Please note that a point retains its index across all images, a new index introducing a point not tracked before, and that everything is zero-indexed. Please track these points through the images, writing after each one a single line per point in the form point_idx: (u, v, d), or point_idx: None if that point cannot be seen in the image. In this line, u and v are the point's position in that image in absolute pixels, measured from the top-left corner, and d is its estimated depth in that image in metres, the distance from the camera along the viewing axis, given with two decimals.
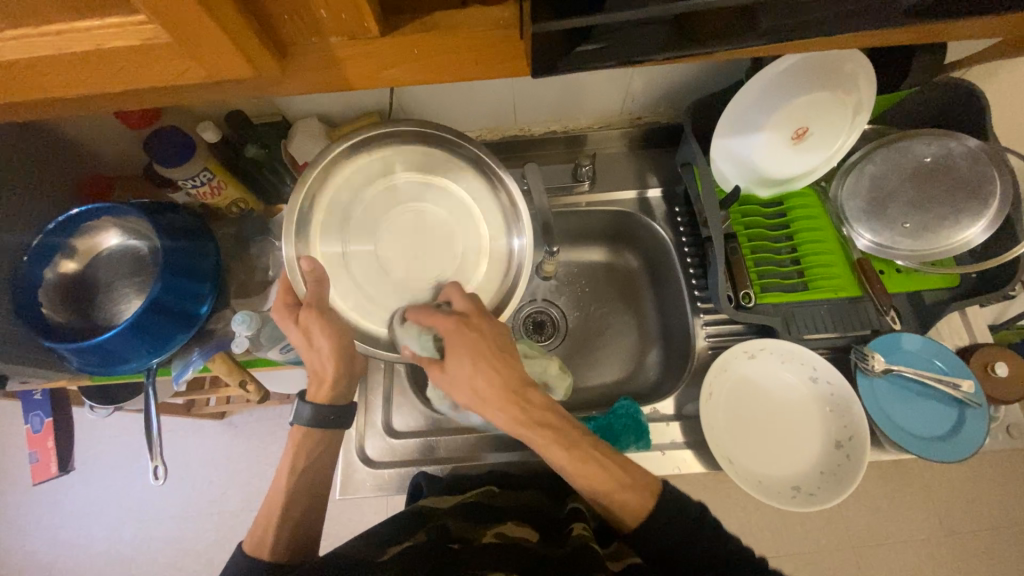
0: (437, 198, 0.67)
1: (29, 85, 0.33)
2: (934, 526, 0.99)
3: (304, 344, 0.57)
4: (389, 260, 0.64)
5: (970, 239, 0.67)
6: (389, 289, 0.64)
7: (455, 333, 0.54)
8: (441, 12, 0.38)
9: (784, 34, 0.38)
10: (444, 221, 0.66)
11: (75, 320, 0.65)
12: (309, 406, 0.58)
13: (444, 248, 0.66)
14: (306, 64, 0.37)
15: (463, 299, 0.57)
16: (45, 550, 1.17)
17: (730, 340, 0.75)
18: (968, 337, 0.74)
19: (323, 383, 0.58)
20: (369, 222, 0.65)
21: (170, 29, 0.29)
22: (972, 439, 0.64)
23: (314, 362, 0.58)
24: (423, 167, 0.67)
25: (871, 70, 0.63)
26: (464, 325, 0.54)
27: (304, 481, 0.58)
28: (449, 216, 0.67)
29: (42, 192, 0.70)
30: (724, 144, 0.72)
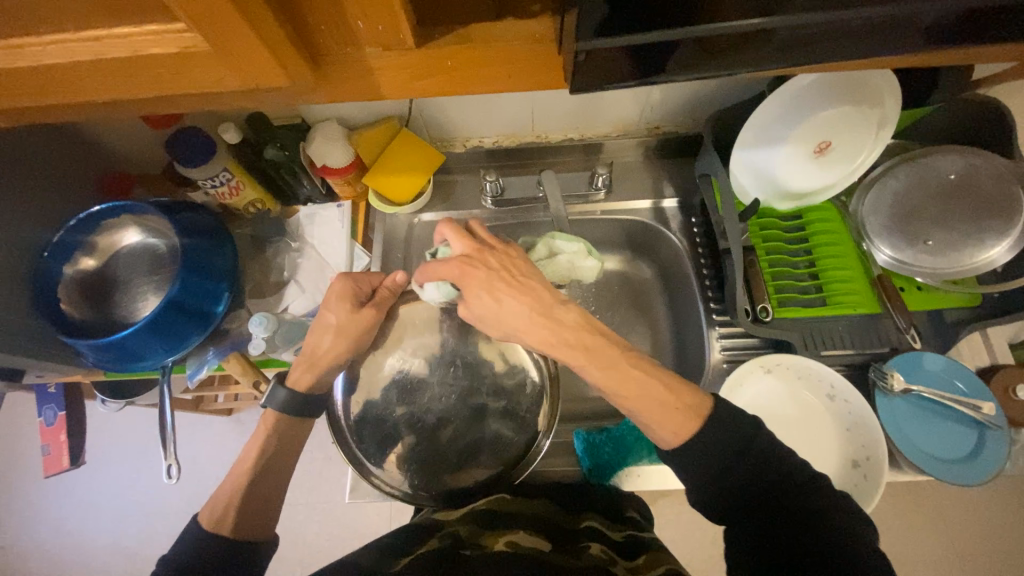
0: (516, 354, 0.67)
1: (66, 88, 0.33)
2: (945, 547, 0.98)
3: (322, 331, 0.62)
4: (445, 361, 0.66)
5: (993, 258, 0.65)
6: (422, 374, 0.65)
7: (465, 268, 0.53)
8: (474, 25, 0.37)
9: (815, 50, 0.38)
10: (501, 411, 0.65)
11: (92, 317, 0.66)
12: (285, 390, 0.59)
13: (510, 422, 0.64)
14: (337, 73, 0.37)
15: (458, 235, 0.55)
16: (53, 541, 1.18)
17: (746, 354, 0.74)
18: (989, 358, 0.73)
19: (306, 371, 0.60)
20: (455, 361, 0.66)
21: (210, 37, 0.29)
22: (993, 463, 0.63)
23: (321, 343, 0.60)
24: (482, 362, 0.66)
25: (896, 85, 0.62)
26: (467, 262, 0.53)
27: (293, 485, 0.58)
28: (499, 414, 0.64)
29: (65, 189, 0.71)
30: (744, 156, 0.71)
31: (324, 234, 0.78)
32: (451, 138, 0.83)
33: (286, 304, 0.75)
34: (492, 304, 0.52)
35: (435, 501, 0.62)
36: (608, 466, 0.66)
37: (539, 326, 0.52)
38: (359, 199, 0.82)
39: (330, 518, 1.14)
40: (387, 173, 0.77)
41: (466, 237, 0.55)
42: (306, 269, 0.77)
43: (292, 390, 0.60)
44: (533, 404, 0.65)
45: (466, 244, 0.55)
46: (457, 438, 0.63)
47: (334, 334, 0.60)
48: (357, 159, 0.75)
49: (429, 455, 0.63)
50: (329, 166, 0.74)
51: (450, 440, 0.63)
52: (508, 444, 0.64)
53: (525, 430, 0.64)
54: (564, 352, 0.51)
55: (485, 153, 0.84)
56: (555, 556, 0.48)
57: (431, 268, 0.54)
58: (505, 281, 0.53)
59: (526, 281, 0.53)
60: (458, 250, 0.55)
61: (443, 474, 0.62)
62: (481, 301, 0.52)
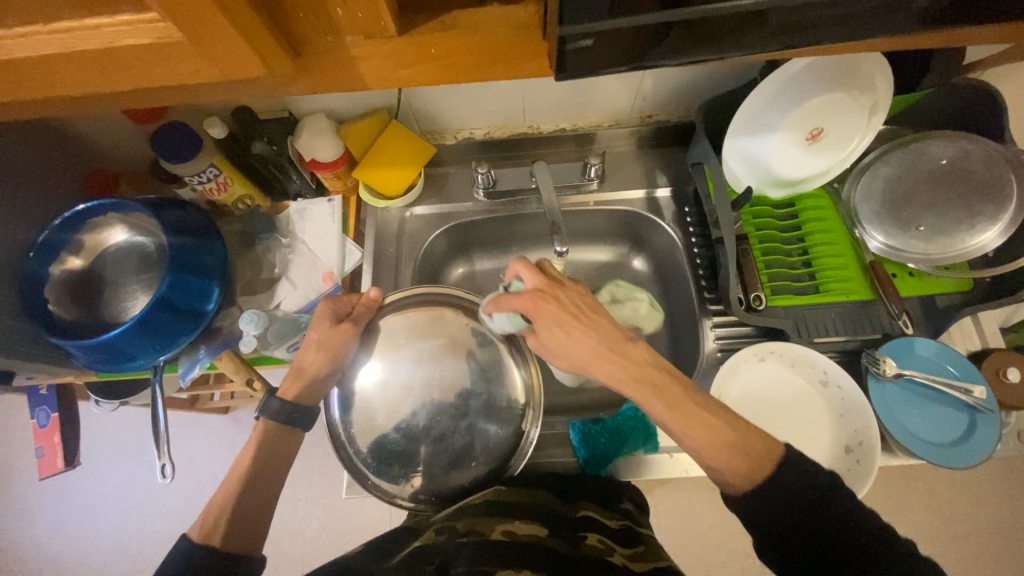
0: (499, 354, 0.67)
1: (39, 82, 0.32)
2: (937, 528, 1.00)
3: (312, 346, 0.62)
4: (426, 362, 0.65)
5: (985, 243, 0.65)
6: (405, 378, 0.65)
7: (537, 305, 0.54)
8: (457, 11, 0.37)
9: (804, 34, 0.38)
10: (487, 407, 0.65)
11: (81, 317, 0.65)
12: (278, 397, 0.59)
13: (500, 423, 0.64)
14: (318, 64, 0.36)
15: (530, 271, 0.56)
16: (51, 543, 1.18)
17: (740, 342, 0.74)
18: (980, 341, 0.73)
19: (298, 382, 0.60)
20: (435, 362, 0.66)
21: (182, 26, 0.29)
22: (983, 445, 0.63)
23: (305, 358, 0.60)
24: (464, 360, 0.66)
25: (888, 70, 0.62)
26: (541, 298, 0.54)
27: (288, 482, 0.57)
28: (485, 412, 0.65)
29: (48, 188, 0.70)
30: (737, 144, 0.71)
31: (314, 229, 0.77)
32: (441, 130, 0.82)
33: (278, 301, 0.75)
34: (561, 339, 0.53)
35: (431, 504, 0.62)
36: (603, 456, 0.67)
37: (607, 363, 0.52)
38: (349, 193, 0.82)
39: (329, 513, 1.14)
40: (378, 167, 0.76)
41: (537, 273, 0.56)
42: (297, 265, 0.76)
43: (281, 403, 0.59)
44: (521, 402, 0.65)
45: (535, 279, 0.56)
46: (449, 441, 0.63)
47: (317, 350, 0.60)
48: (347, 153, 0.75)
49: (422, 458, 0.63)
50: (318, 161, 0.73)
51: (442, 441, 0.63)
52: (499, 440, 0.64)
53: (511, 427, 0.64)
54: (634, 392, 0.51)
55: (476, 145, 0.83)
56: (551, 543, 0.49)
57: (504, 302, 0.57)
58: (576, 319, 0.53)
59: (593, 317, 0.54)
60: (528, 284, 0.57)
61: (437, 476, 0.63)
62: (553, 335, 0.53)
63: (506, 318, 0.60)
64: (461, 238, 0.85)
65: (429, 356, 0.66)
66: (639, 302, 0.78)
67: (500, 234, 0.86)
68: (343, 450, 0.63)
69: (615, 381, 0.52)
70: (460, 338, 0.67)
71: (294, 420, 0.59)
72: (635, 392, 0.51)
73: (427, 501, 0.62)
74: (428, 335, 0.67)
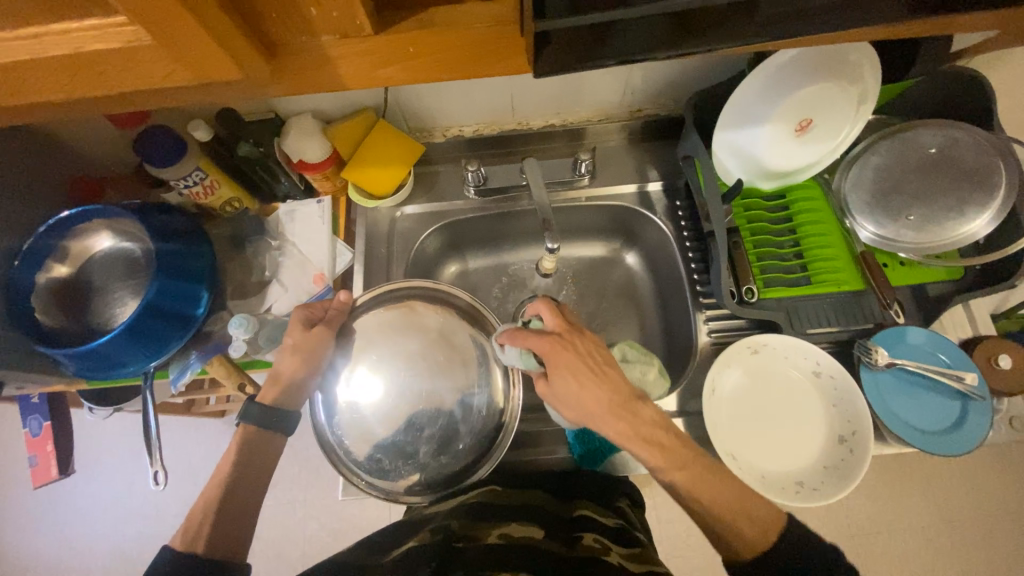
0: (468, 336, 0.68)
1: (8, 90, 0.32)
2: (933, 514, 1.01)
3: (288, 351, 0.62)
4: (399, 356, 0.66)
5: (975, 231, 0.65)
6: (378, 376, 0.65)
7: (556, 350, 0.53)
8: (436, 8, 0.36)
9: (788, 26, 0.37)
10: (463, 390, 0.66)
11: (69, 325, 0.64)
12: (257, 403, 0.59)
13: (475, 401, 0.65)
14: (295, 63, 0.35)
15: (553, 317, 0.57)
16: (49, 550, 1.17)
17: (733, 334, 0.74)
18: (971, 329, 0.74)
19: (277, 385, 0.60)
20: (408, 354, 0.66)
21: (151, 28, 0.28)
22: (975, 432, 0.64)
23: (280, 363, 0.61)
24: (436, 347, 0.67)
25: (876, 59, 0.62)
26: (560, 343, 0.53)
27: None
28: (461, 393, 0.66)
29: (32, 194, 0.69)
30: (726, 137, 0.71)
31: (304, 230, 0.77)
32: (430, 128, 0.81)
33: (269, 304, 0.74)
34: (572, 386, 0.52)
35: (428, 494, 0.63)
36: (598, 451, 0.67)
37: (614, 418, 0.52)
38: (338, 194, 0.81)
39: (328, 514, 1.14)
40: (366, 167, 0.75)
41: (559, 321, 0.56)
42: (288, 267, 0.75)
43: (263, 407, 0.59)
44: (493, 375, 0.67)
45: (558, 325, 0.56)
46: (432, 429, 0.64)
47: (293, 352, 0.61)
48: (334, 153, 0.74)
49: (410, 448, 0.63)
50: (306, 162, 0.72)
51: (425, 431, 0.64)
52: (479, 418, 0.65)
53: (487, 405, 0.66)
54: (636, 445, 0.51)
55: (466, 142, 0.82)
56: (546, 544, 0.49)
57: (520, 335, 0.55)
58: (592, 370, 0.53)
59: (609, 371, 0.53)
60: (549, 327, 0.57)
61: (430, 465, 0.63)
62: (565, 383, 0.52)
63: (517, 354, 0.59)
64: (452, 237, 0.84)
65: (400, 344, 0.66)
66: (649, 365, 0.70)
67: (492, 232, 0.86)
68: (335, 455, 0.62)
69: (619, 435, 0.52)
70: (431, 325, 0.68)
71: (273, 424, 0.59)
72: (641, 448, 0.51)
73: (423, 489, 0.63)
74: (398, 329, 0.67)
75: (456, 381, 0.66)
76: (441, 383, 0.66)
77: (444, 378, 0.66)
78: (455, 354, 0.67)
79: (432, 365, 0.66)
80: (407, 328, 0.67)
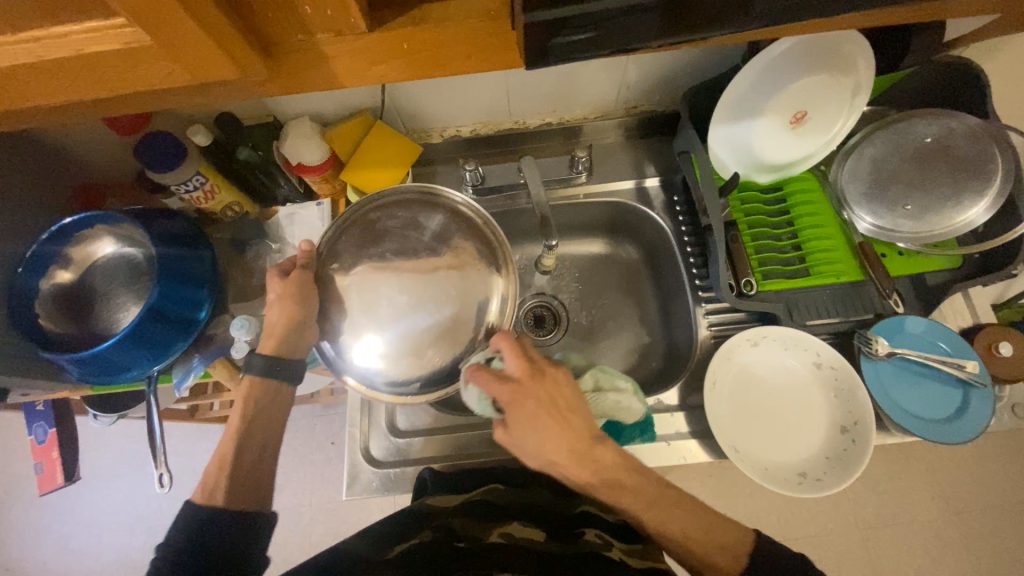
0: (428, 210, 0.64)
1: (11, 94, 0.32)
2: (938, 505, 1.00)
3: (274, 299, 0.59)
4: (372, 264, 0.60)
5: (972, 219, 0.66)
6: (361, 295, 0.60)
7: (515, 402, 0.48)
8: (429, 5, 0.37)
9: (777, 16, 0.37)
10: (449, 261, 0.61)
11: (72, 330, 0.65)
12: (259, 355, 0.59)
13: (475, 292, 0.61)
14: (291, 62, 0.36)
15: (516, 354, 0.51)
16: (56, 558, 1.18)
17: (734, 328, 0.74)
18: (971, 317, 0.74)
19: (273, 340, 0.58)
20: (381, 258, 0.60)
21: (150, 30, 0.29)
22: (978, 419, 0.64)
23: (271, 316, 0.58)
24: (409, 232, 0.62)
25: (869, 50, 0.62)
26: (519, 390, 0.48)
27: None
28: (449, 264, 0.61)
29: (34, 203, 0.69)
30: (722, 131, 0.71)
31: (305, 233, 0.77)
32: (427, 129, 0.82)
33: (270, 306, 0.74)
34: (532, 435, 0.48)
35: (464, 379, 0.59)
36: None
37: (579, 466, 0.49)
38: (337, 196, 0.81)
39: (333, 517, 1.14)
40: (362, 168, 0.75)
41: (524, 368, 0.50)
42: None
43: (266, 359, 0.59)
44: (482, 246, 0.63)
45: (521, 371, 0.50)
46: (436, 321, 0.59)
47: (280, 303, 0.58)
48: (332, 155, 0.74)
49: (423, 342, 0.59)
50: (304, 164, 0.73)
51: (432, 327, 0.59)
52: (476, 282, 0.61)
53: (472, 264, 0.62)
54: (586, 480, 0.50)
55: (462, 142, 0.83)
56: (548, 548, 0.49)
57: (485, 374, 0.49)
58: (555, 421, 0.49)
59: (572, 418, 0.49)
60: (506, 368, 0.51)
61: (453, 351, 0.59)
62: (524, 437, 0.49)
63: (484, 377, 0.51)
64: None
65: (376, 261, 0.60)
66: (623, 392, 0.61)
67: None
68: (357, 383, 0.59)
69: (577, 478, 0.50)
70: (394, 216, 0.63)
71: (279, 375, 0.59)
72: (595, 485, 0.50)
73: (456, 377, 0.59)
74: (365, 237, 0.62)
75: (438, 258, 0.61)
76: (423, 270, 0.60)
77: (426, 258, 0.61)
78: (433, 232, 0.62)
79: (409, 254, 0.61)
80: (384, 223, 0.62)
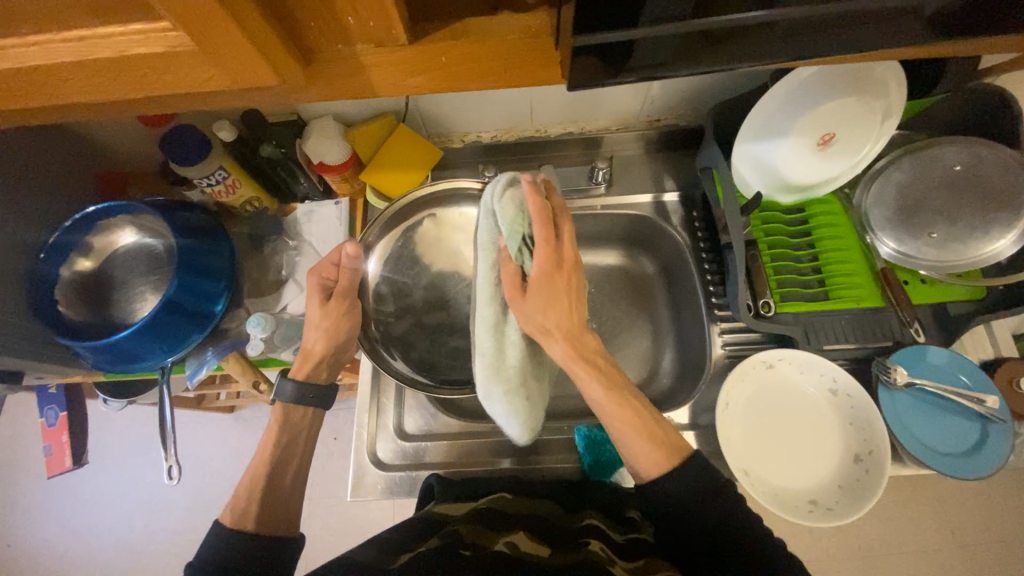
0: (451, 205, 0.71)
1: (52, 90, 0.33)
2: (946, 537, 0.99)
3: (314, 322, 0.61)
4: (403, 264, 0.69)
5: (999, 251, 0.64)
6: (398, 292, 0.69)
7: (563, 271, 0.52)
8: (470, 19, 0.37)
9: (819, 42, 0.37)
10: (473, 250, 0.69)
11: (89, 318, 0.65)
12: (292, 383, 0.60)
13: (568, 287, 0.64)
14: (329, 69, 0.36)
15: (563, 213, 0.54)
16: (59, 538, 1.19)
17: (748, 349, 0.74)
18: (992, 350, 0.72)
19: (309, 364, 0.62)
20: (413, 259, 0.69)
21: (195, 35, 0.29)
22: (996, 457, 0.62)
23: (309, 341, 0.61)
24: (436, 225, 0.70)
25: (902, 75, 0.61)
26: (561, 269, 0.52)
27: (291, 487, 0.57)
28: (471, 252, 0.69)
29: (59, 189, 0.70)
30: (746, 149, 0.70)
31: (321, 231, 0.77)
32: (449, 133, 0.82)
33: (284, 303, 0.75)
34: (549, 308, 0.51)
35: None
36: (610, 462, 0.66)
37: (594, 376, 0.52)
38: (356, 196, 0.82)
39: (332, 514, 1.14)
40: (383, 170, 0.75)
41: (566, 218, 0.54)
42: (305, 268, 0.76)
43: (299, 386, 0.60)
44: None
45: (544, 236, 0.50)
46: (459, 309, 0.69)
47: (318, 329, 0.61)
48: (353, 155, 0.74)
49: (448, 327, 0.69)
50: (326, 164, 0.73)
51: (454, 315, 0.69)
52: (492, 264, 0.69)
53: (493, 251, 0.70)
54: (579, 368, 0.52)
55: (483, 147, 0.83)
56: (555, 558, 0.48)
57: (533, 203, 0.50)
58: (568, 300, 0.52)
59: (579, 310, 0.53)
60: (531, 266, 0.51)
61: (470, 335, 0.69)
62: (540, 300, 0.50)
63: (511, 218, 0.50)
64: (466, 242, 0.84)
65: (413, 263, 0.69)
66: None
67: None
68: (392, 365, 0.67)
69: (565, 358, 0.52)
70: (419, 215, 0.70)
71: (311, 400, 0.61)
72: (579, 367, 0.52)
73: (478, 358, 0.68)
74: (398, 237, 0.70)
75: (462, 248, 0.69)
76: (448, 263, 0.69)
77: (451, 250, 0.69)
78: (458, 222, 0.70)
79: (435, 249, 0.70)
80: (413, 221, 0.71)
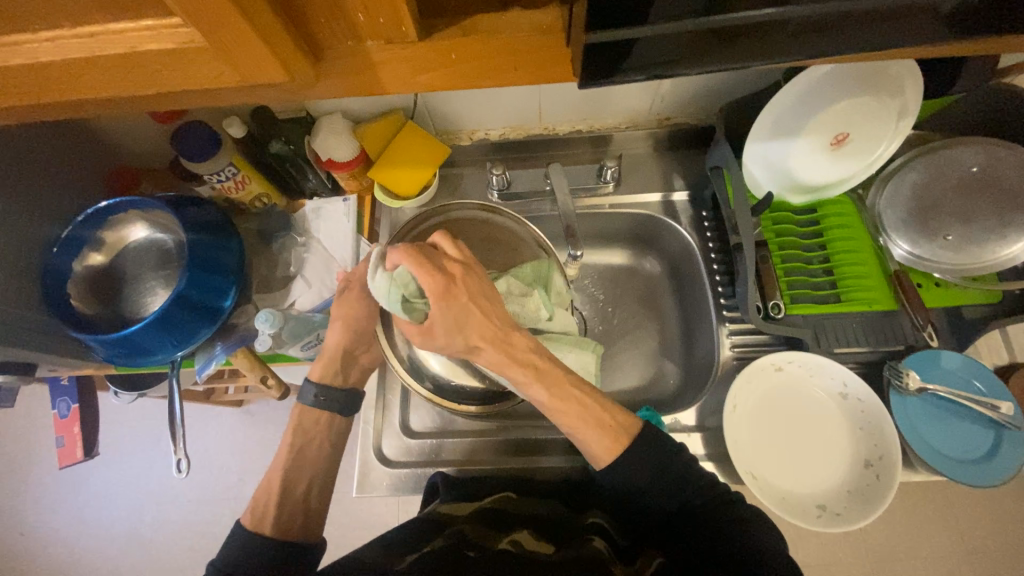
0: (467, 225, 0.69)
1: (65, 86, 0.33)
2: (955, 544, 0.97)
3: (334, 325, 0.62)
4: None
5: (1015, 254, 0.63)
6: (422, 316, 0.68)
7: (456, 288, 0.47)
8: (479, 16, 0.36)
9: (834, 41, 0.36)
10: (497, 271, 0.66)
11: (101, 312, 0.66)
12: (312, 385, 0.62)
13: (539, 276, 0.60)
14: (338, 66, 0.36)
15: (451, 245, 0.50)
16: (70, 527, 1.21)
17: (756, 351, 0.73)
18: (1008, 356, 0.71)
19: (322, 364, 0.62)
20: None
21: (206, 32, 0.29)
22: (1010, 465, 0.61)
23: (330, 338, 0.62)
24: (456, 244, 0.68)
25: (918, 74, 0.59)
26: (452, 286, 0.46)
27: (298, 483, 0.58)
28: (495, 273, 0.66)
29: (72, 184, 0.71)
30: (757, 148, 0.69)
31: (330, 229, 0.78)
32: (457, 130, 0.82)
33: (293, 299, 0.75)
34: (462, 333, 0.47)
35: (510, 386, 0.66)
36: None
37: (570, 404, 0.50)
38: (364, 193, 0.82)
39: (338, 508, 1.15)
40: (392, 167, 0.75)
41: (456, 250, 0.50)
42: (313, 265, 0.76)
43: (318, 389, 0.62)
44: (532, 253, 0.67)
45: (427, 279, 0.46)
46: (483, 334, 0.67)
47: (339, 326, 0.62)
48: (362, 152, 0.74)
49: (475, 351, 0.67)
50: (334, 160, 0.73)
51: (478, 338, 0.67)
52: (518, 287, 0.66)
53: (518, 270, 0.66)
54: (517, 372, 0.49)
55: (491, 145, 0.82)
56: (559, 557, 0.48)
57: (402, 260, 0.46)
58: (475, 309, 0.47)
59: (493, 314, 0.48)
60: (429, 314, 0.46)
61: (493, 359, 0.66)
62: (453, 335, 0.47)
63: (389, 293, 0.46)
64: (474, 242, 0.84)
65: None
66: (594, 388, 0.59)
67: None
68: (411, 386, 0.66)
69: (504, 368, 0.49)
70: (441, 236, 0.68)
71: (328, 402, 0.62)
72: (517, 372, 0.49)
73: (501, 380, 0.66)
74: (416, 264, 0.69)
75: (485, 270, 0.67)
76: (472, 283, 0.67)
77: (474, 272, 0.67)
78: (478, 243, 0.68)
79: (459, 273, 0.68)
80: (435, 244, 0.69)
